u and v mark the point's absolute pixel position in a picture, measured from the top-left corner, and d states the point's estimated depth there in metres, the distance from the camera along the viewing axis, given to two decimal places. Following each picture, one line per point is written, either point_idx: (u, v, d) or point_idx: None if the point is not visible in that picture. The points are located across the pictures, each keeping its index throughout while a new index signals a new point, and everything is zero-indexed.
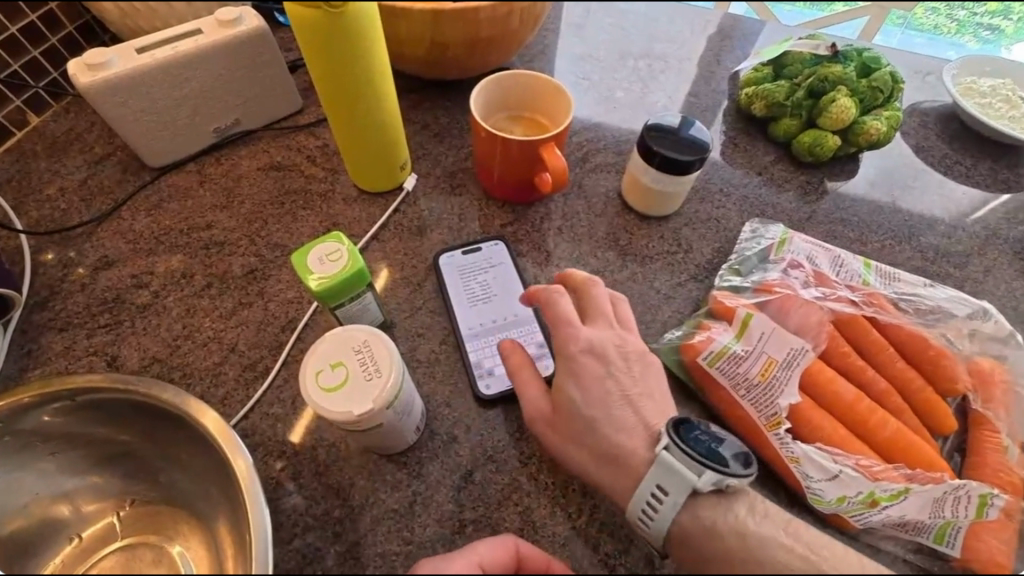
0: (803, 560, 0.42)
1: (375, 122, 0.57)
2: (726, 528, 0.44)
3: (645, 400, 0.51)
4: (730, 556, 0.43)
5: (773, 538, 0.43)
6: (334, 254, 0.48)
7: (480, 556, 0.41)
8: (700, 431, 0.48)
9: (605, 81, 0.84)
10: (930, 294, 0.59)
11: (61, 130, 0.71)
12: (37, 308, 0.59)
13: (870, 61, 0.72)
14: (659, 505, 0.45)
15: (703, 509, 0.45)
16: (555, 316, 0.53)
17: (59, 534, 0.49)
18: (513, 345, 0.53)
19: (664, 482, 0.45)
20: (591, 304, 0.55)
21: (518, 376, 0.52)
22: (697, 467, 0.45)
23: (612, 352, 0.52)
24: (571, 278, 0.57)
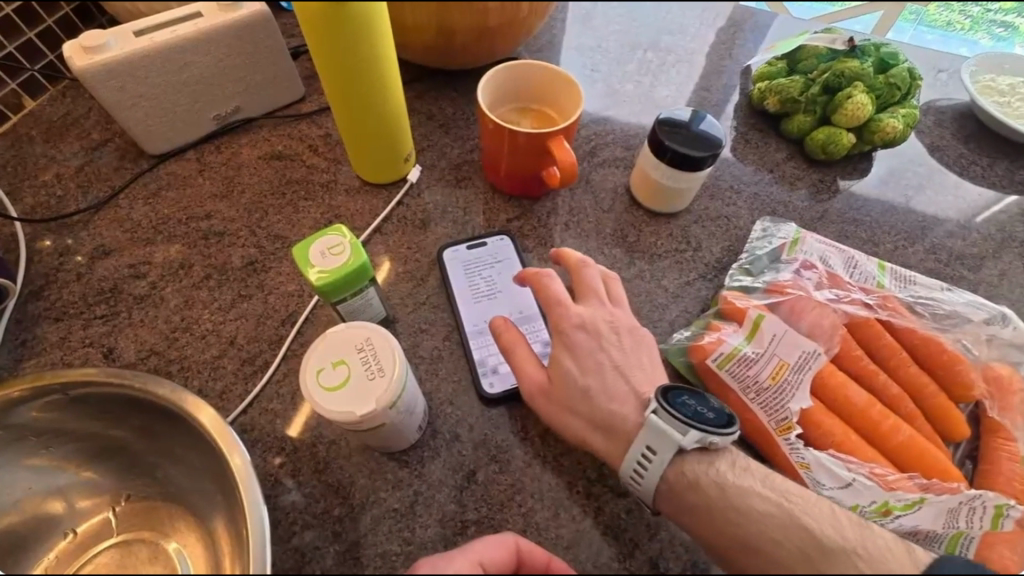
0: (780, 507, 0.44)
1: (380, 111, 0.56)
2: (708, 481, 0.46)
3: (635, 370, 0.52)
4: (713, 509, 0.44)
5: (752, 489, 0.45)
6: (336, 247, 0.47)
7: (479, 556, 0.40)
8: (687, 396, 0.49)
9: (614, 73, 0.82)
10: (947, 299, 0.58)
11: (57, 114, 0.70)
12: (32, 298, 0.58)
13: (888, 57, 0.69)
14: (648, 465, 0.46)
15: (688, 465, 0.47)
16: (548, 290, 0.53)
17: (54, 529, 0.48)
18: (506, 320, 0.53)
19: (651, 442, 0.47)
20: (583, 282, 0.55)
21: (513, 350, 0.52)
22: (682, 426, 0.46)
23: (604, 326, 0.53)
24: (565, 257, 0.57)
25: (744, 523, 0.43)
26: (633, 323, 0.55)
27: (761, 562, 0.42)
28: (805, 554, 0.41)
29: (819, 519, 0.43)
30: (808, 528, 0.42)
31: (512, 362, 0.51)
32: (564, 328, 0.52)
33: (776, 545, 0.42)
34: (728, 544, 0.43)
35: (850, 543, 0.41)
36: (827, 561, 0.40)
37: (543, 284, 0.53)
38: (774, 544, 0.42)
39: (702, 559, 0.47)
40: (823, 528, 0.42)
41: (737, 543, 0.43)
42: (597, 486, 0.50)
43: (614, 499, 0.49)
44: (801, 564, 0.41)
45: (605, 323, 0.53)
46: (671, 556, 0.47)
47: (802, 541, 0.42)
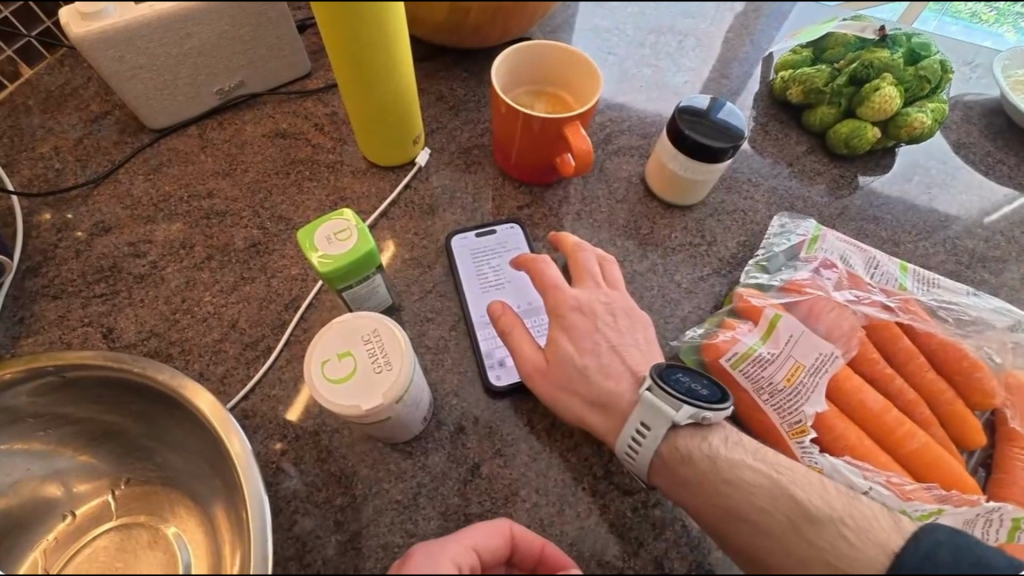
0: (770, 478, 0.43)
1: (389, 91, 0.53)
2: (700, 455, 0.45)
3: (630, 349, 0.51)
4: (703, 481, 0.44)
5: (743, 461, 0.45)
6: (343, 233, 0.45)
7: (472, 541, 0.41)
8: (680, 372, 0.48)
9: (631, 57, 0.79)
10: (972, 304, 0.57)
11: (55, 84, 0.67)
12: (29, 275, 0.57)
13: (919, 48, 0.66)
14: (642, 441, 0.46)
15: (681, 440, 0.46)
16: (544, 274, 0.52)
17: (52, 511, 0.48)
18: (504, 304, 0.52)
19: (645, 418, 0.46)
20: (580, 265, 0.55)
21: (511, 334, 0.50)
22: (676, 402, 0.45)
23: (600, 307, 0.52)
24: (562, 240, 0.56)
25: (734, 494, 0.43)
26: (630, 303, 0.54)
27: (751, 531, 0.42)
28: (792, 523, 0.41)
29: (808, 490, 0.43)
30: (797, 497, 0.42)
31: (511, 345, 0.50)
32: (573, 320, 0.51)
33: (765, 514, 0.42)
34: (717, 515, 0.43)
35: (838, 511, 0.41)
36: (815, 529, 0.41)
37: (539, 269, 0.53)
38: (764, 514, 0.42)
39: (706, 560, 0.46)
40: (811, 498, 0.42)
41: (727, 512, 0.43)
42: (603, 483, 0.49)
43: (619, 497, 0.48)
44: (789, 532, 0.41)
45: (601, 303, 0.52)
46: (675, 556, 0.46)
47: (791, 511, 0.42)
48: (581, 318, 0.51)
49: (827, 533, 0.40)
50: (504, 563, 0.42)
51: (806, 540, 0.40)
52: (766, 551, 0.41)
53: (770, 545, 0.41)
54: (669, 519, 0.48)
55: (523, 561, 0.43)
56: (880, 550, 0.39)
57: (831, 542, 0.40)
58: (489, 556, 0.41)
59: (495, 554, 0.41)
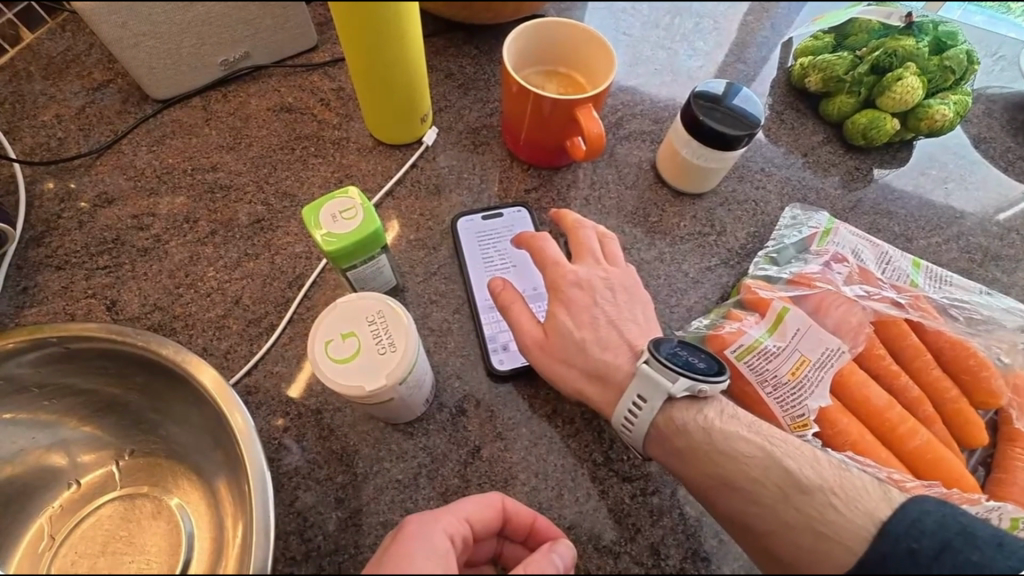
0: (763, 449, 0.43)
1: (398, 68, 0.52)
2: (695, 426, 0.45)
3: (630, 324, 0.51)
4: (698, 452, 0.44)
5: (737, 433, 0.44)
6: (349, 211, 0.45)
7: (465, 512, 0.41)
8: (679, 347, 0.48)
9: (647, 39, 0.77)
10: (984, 303, 0.56)
11: (57, 50, 0.66)
12: (33, 245, 0.56)
13: (945, 37, 0.64)
14: (639, 413, 0.46)
15: (677, 411, 0.46)
16: (544, 250, 0.52)
17: (57, 479, 0.48)
18: (505, 281, 0.51)
19: (642, 390, 0.46)
20: (580, 242, 0.54)
21: (511, 310, 0.50)
22: (672, 374, 0.45)
23: (598, 283, 0.51)
24: (563, 218, 0.56)
25: (728, 465, 0.43)
26: (630, 278, 0.53)
27: (743, 500, 0.42)
28: (784, 493, 0.41)
29: (800, 461, 0.43)
30: (789, 468, 0.42)
31: (511, 321, 0.50)
32: (574, 296, 0.50)
33: (757, 483, 0.42)
34: (710, 485, 0.43)
35: (828, 482, 0.42)
36: (806, 498, 0.41)
37: (539, 247, 0.52)
38: (757, 484, 0.42)
39: (701, 547, 0.47)
40: (803, 468, 0.42)
41: (720, 482, 0.43)
42: (602, 469, 0.49)
43: (618, 484, 0.49)
44: (780, 502, 0.41)
45: (600, 279, 0.52)
46: (671, 543, 0.47)
47: (783, 481, 0.42)
48: (581, 293, 0.50)
49: (817, 502, 0.40)
50: (495, 534, 0.43)
51: (796, 509, 0.41)
52: (757, 519, 0.41)
53: (762, 514, 0.41)
54: (667, 506, 0.48)
55: (515, 533, 0.43)
56: (868, 519, 0.39)
57: (821, 511, 0.40)
58: (481, 528, 0.41)
59: (488, 527, 0.41)
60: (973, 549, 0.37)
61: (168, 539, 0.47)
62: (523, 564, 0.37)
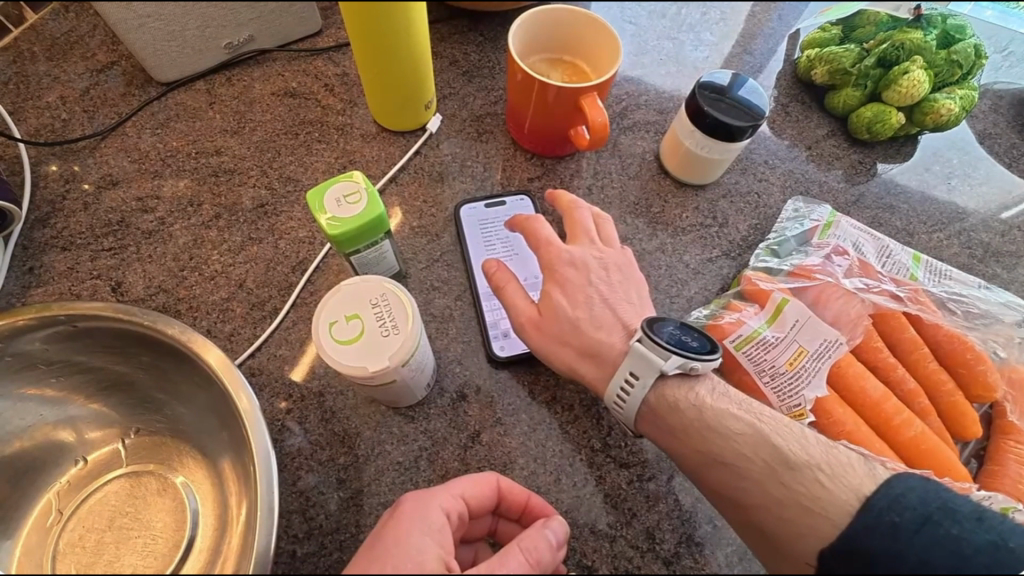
0: (753, 427, 0.44)
1: (403, 57, 0.52)
2: (687, 404, 0.46)
3: (623, 303, 0.51)
4: (687, 427, 0.45)
5: (728, 411, 0.45)
6: (352, 196, 0.45)
7: (460, 491, 0.41)
8: (672, 326, 0.48)
9: (653, 28, 0.76)
10: (981, 297, 0.57)
11: (60, 31, 0.66)
12: (38, 225, 0.56)
13: (954, 30, 0.63)
14: (631, 390, 0.46)
15: (668, 389, 0.46)
16: (539, 232, 0.52)
17: (67, 455, 0.49)
18: (499, 262, 0.51)
19: (634, 367, 0.46)
20: (575, 222, 0.54)
21: (505, 290, 0.50)
22: (664, 352, 0.45)
23: (593, 263, 0.52)
24: (558, 198, 0.55)
25: (717, 441, 0.44)
26: (624, 258, 0.53)
27: (730, 475, 0.43)
28: (772, 469, 0.42)
29: (788, 438, 0.43)
30: (777, 445, 0.43)
31: (505, 301, 0.50)
32: (568, 276, 0.50)
33: (745, 459, 0.43)
34: (699, 459, 0.44)
35: (815, 458, 0.42)
36: (793, 474, 0.41)
37: (533, 228, 0.52)
38: (745, 460, 0.43)
39: (696, 532, 0.48)
40: (791, 445, 0.43)
41: (708, 457, 0.44)
42: (600, 455, 0.50)
43: (616, 470, 0.49)
44: (767, 477, 0.42)
45: (595, 259, 0.52)
46: (667, 527, 0.48)
47: (771, 458, 0.42)
48: (575, 273, 0.51)
49: (804, 479, 0.41)
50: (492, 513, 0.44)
51: (783, 485, 0.41)
52: (744, 493, 0.42)
53: (748, 488, 0.42)
54: (664, 492, 0.49)
55: (510, 512, 0.44)
56: (853, 494, 0.40)
57: (807, 486, 0.41)
58: (476, 507, 0.42)
59: (483, 505, 0.42)
60: (953, 522, 0.36)
61: (173, 516, 0.48)
62: (514, 542, 0.38)
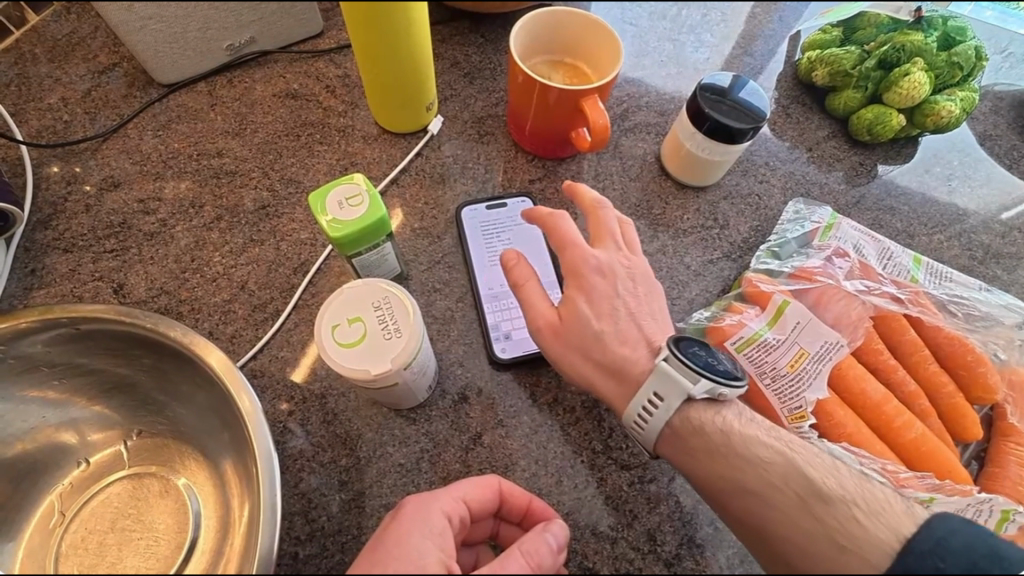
0: (783, 456, 0.43)
1: (404, 60, 0.52)
2: (713, 429, 0.45)
3: (647, 317, 0.51)
4: (715, 454, 0.44)
5: (756, 439, 0.45)
6: (354, 198, 0.45)
7: (460, 494, 0.41)
8: (698, 347, 0.48)
9: (653, 29, 0.76)
10: (982, 299, 0.57)
11: (62, 33, 0.66)
12: (40, 227, 0.57)
13: (954, 32, 0.63)
14: (654, 410, 0.46)
15: (694, 413, 0.46)
16: (564, 233, 0.51)
17: (69, 457, 0.49)
18: (522, 260, 0.51)
19: (660, 388, 0.46)
20: (600, 227, 0.53)
21: (527, 292, 0.49)
22: (694, 375, 0.45)
23: (619, 273, 0.51)
24: (583, 199, 0.54)
25: (745, 470, 0.43)
26: (646, 269, 0.53)
27: (757, 503, 0.42)
28: (803, 501, 0.41)
29: (821, 471, 0.43)
30: (810, 477, 0.42)
31: (524, 304, 0.49)
32: (593, 283, 0.49)
33: (775, 490, 0.42)
34: (724, 487, 0.43)
35: (850, 493, 0.42)
36: (825, 507, 0.41)
37: (559, 229, 0.51)
38: (774, 490, 0.42)
39: (697, 534, 0.48)
40: (824, 478, 0.42)
41: (735, 485, 0.43)
42: (601, 457, 0.50)
43: (617, 471, 0.50)
44: (797, 509, 0.41)
45: (620, 267, 0.51)
46: (668, 530, 0.48)
47: (803, 489, 0.42)
48: (601, 280, 0.50)
49: (840, 513, 0.40)
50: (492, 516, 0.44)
51: (814, 518, 0.41)
52: (772, 524, 0.41)
53: (776, 518, 0.41)
54: (664, 494, 0.49)
55: (511, 515, 0.44)
56: (890, 534, 0.39)
57: (841, 522, 0.40)
58: (477, 510, 0.42)
59: (485, 508, 0.42)
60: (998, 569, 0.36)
61: (175, 517, 0.48)
62: (516, 544, 0.38)
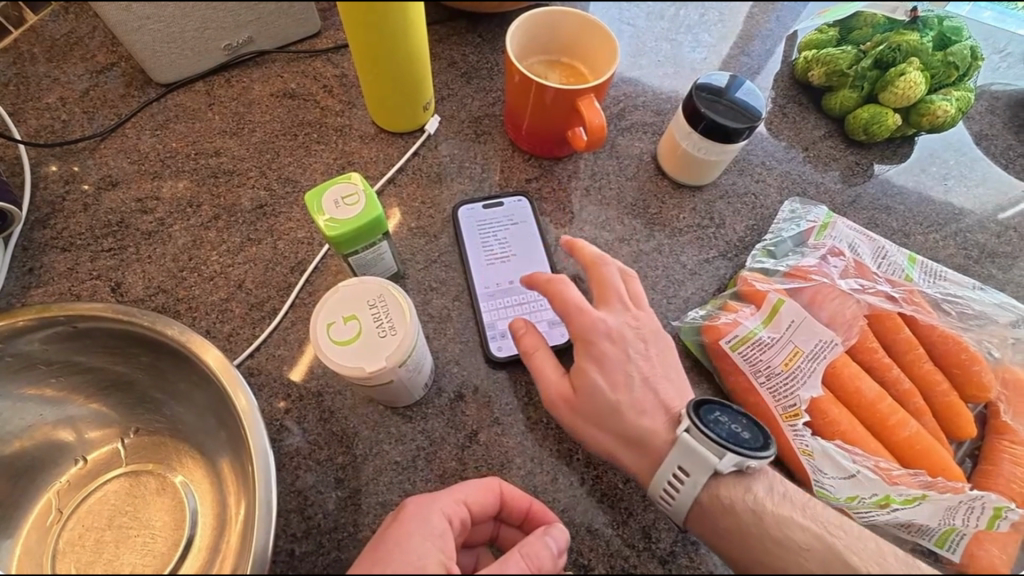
0: (820, 540, 0.41)
1: (400, 60, 0.52)
2: (743, 507, 0.44)
3: (662, 381, 0.49)
4: (747, 536, 0.43)
5: (792, 520, 0.43)
6: (351, 197, 0.45)
7: (460, 496, 0.41)
8: (719, 412, 0.46)
9: (651, 29, 0.77)
10: (977, 298, 0.57)
11: (61, 32, 0.66)
12: (38, 226, 0.57)
13: (950, 32, 0.63)
14: (680, 485, 0.44)
15: (723, 489, 0.45)
16: (567, 297, 0.49)
17: (66, 455, 0.50)
18: (527, 323, 0.50)
19: (683, 463, 0.44)
20: (605, 284, 0.51)
21: (536, 365, 0.48)
22: (719, 449, 0.44)
23: (629, 333, 0.49)
24: (581, 254, 0.52)
25: (782, 554, 0.41)
26: (657, 324, 0.51)
27: None
28: None
29: (864, 557, 0.40)
30: (852, 564, 0.40)
31: (535, 373, 0.48)
32: (604, 350, 0.48)
33: None
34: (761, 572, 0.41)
35: None
36: None
37: (561, 293, 0.49)
38: None
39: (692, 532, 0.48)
40: (867, 565, 0.40)
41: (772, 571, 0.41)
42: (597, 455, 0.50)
43: (612, 470, 0.50)
44: None
45: (630, 328, 0.49)
46: (663, 527, 0.48)
47: None
48: (611, 346, 0.48)
49: None
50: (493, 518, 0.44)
51: None
52: None
53: None
54: None
55: (511, 517, 0.45)
56: None
57: None
58: (475, 510, 0.42)
59: (481, 507, 0.42)
60: None
61: (172, 515, 0.48)
62: (517, 546, 0.39)
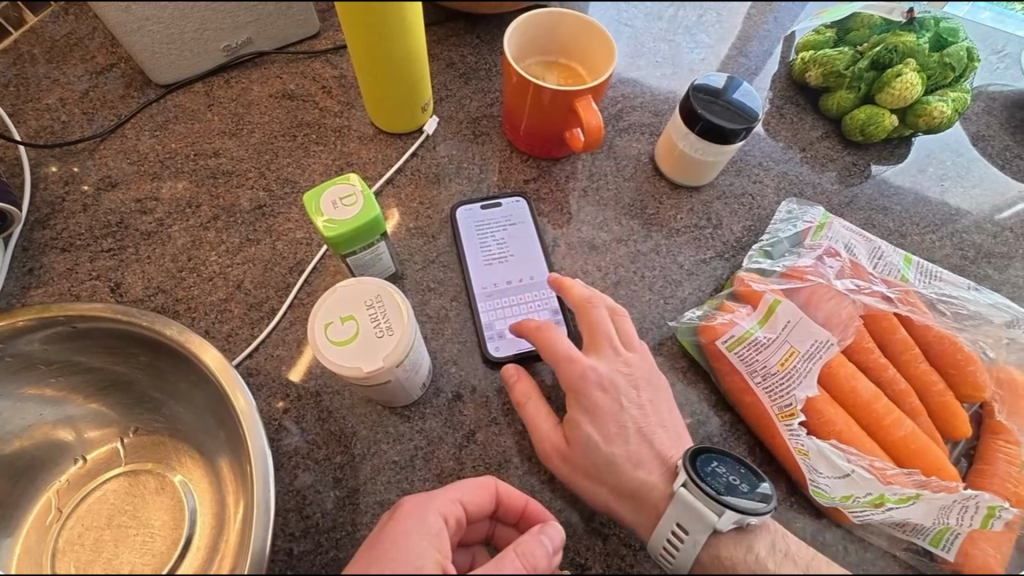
0: None
1: (399, 61, 0.53)
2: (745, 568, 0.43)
3: (657, 430, 0.48)
4: None
5: None
6: (349, 198, 0.45)
7: (456, 495, 0.42)
8: (716, 464, 0.46)
9: (649, 30, 0.77)
10: (972, 299, 0.58)
11: (61, 33, 0.66)
12: (38, 226, 0.57)
13: (947, 34, 0.64)
14: (680, 544, 0.44)
15: (724, 547, 0.44)
16: (556, 346, 0.49)
17: (66, 454, 0.50)
18: (517, 371, 0.50)
19: (682, 520, 0.44)
20: (595, 330, 0.51)
21: (529, 415, 0.48)
22: (716, 506, 0.44)
23: (621, 381, 0.49)
24: (569, 297, 0.52)
25: None
26: (650, 368, 0.51)
27: None
28: None
29: None
30: None
31: (529, 426, 0.48)
32: (596, 400, 0.48)
33: None
34: None
35: None
36: None
37: (551, 343, 0.49)
38: None
39: None
40: None
41: None
42: None
43: None
44: None
45: (622, 376, 0.49)
46: None
47: None
48: (604, 397, 0.48)
49: None
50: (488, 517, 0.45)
51: None
52: None
53: None
54: None
55: (507, 516, 0.45)
56: None
57: None
58: (472, 509, 0.42)
59: (479, 507, 0.42)
60: None
61: (171, 514, 0.48)
62: (512, 544, 0.39)
